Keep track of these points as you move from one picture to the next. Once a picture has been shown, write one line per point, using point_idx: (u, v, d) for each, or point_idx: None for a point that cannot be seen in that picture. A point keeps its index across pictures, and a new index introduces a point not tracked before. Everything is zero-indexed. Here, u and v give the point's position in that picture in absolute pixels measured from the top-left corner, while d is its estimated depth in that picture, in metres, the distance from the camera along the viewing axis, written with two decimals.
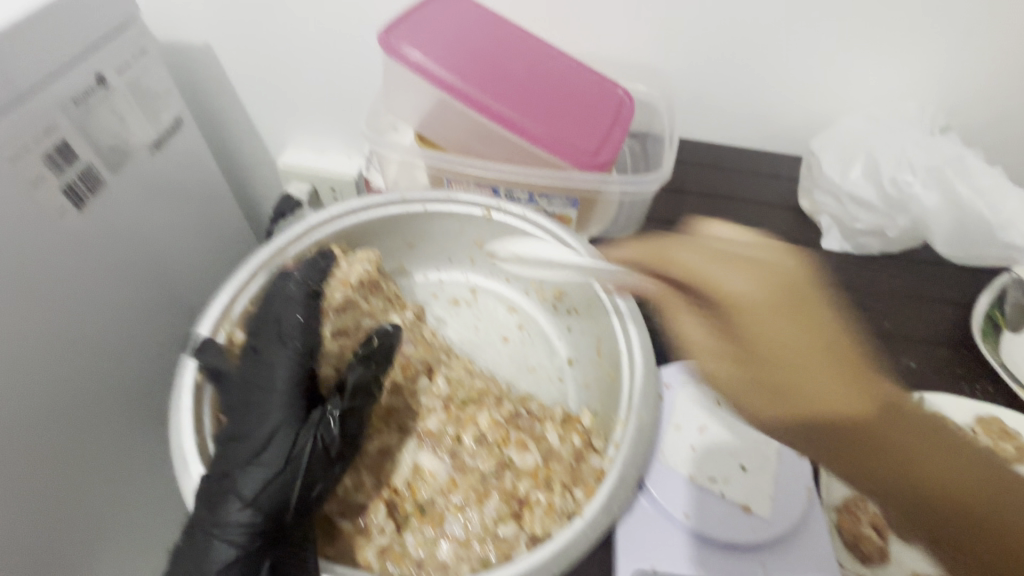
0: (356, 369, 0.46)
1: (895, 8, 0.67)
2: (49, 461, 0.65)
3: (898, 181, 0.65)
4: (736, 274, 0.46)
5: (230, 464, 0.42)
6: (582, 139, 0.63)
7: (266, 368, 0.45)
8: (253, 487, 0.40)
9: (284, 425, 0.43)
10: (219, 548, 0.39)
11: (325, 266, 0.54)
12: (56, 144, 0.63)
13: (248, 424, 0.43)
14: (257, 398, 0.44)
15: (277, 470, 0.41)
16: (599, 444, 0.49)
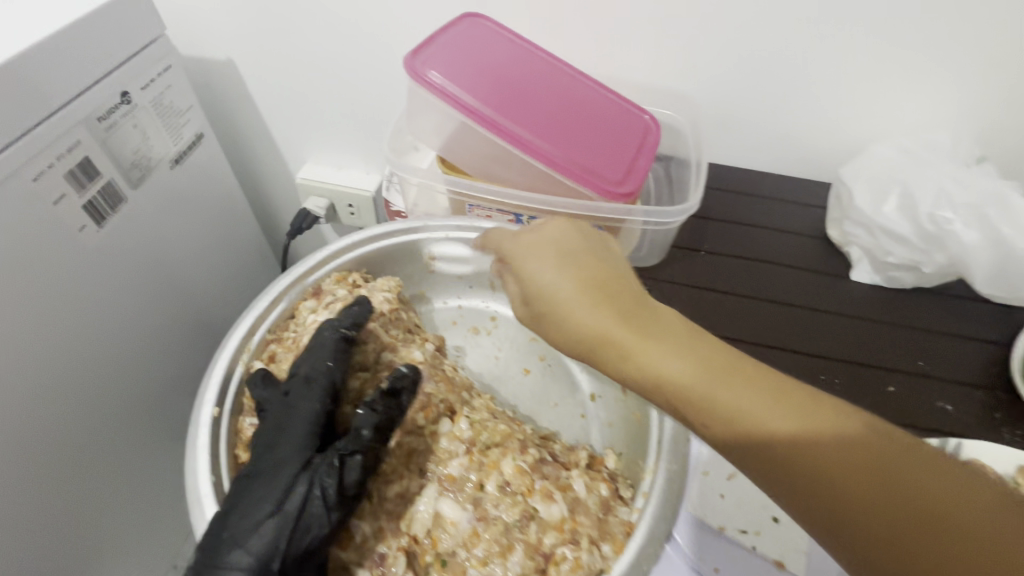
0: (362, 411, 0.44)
1: (934, 36, 0.65)
2: (65, 480, 0.64)
3: (936, 217, 0.64)
4: (540, 284, 0.46)
5: (237, 501, 0.41)
6: (607, 167, 0.62)
7: (291, 407, 0.45)
8: (249, 531, 0.39)
9: (287, 468, 0.42)
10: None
11: (362, 313, 0.51)
12: (79, 162, 0.63)
13: (268, 468, 0.42)
14: (278, 441, 0.43)
15: (269, 514, 0.40)
16: (626, 494, 0.48)
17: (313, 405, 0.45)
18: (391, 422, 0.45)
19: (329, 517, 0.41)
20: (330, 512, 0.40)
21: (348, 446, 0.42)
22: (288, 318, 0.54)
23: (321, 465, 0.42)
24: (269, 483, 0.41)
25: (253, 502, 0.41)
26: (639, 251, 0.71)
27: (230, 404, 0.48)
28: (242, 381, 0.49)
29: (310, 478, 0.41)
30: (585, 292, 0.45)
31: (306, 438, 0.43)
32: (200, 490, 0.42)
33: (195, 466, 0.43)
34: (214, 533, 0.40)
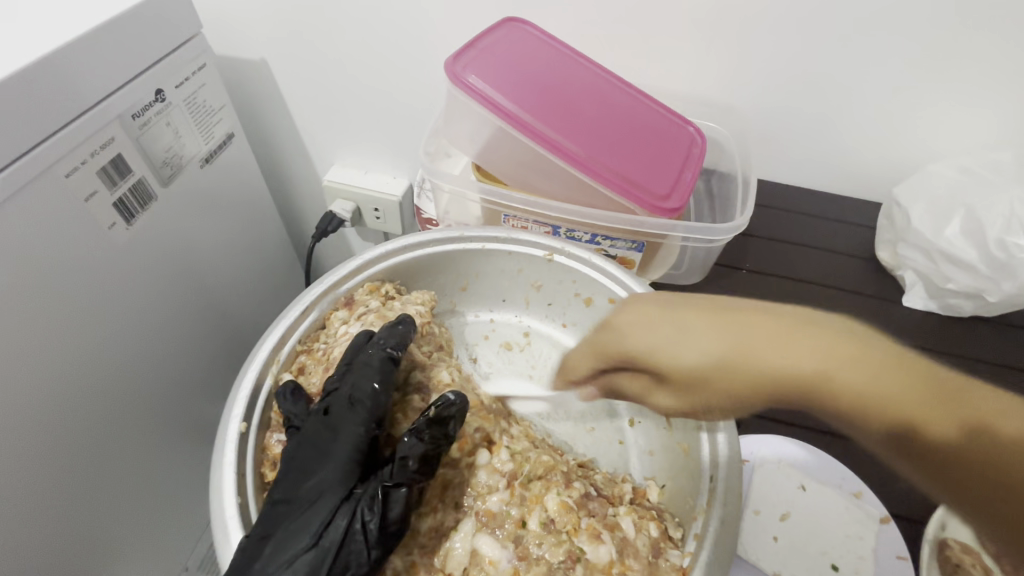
0: (410, 442, 0.41)
1: (1003, 52, 0.61)
2: (87, 479, 0.63)
3: (1006, 243, 0.59)
4: (661, 323, 0.40)
5: (273, 527, 0.38)
6: (651, 180, 0.59)
7: (330, 432, 0.42)
8: (283, 563, 0.37)
9: (329, 497, 0.39)
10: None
11: (404, 331, 0.49)
12: (111, 158, 0.62)
13: (306, 495, 0.40)
14: (316, 466, 0.41)
15: (307, 547, 0.38)
16: (677, 535, 0.45)
17: (354, 429, 0.42)
18: (433, 455, 0.42)
19: (369, 554, 0.38)
20: (371, 548, 0.38)
21: (394, 478, 0.40)
22: (319, 328, 0.52)
23: (363, 496, 0.40)
24: (309, 511, 0.39)
25: (291, 531, 0.38)
26: (679, 267, 0.68)
27: (257, 418, 0.45)
28: (270, 393, 0.47)
29: (351, 510, 0.39)
30: (717, 313, 0.38)
31: (347, 466, 0.41)
32: (224, 513, 0.39)
33: (221, 486, 0.40)
34: (241, 563, 0.37)
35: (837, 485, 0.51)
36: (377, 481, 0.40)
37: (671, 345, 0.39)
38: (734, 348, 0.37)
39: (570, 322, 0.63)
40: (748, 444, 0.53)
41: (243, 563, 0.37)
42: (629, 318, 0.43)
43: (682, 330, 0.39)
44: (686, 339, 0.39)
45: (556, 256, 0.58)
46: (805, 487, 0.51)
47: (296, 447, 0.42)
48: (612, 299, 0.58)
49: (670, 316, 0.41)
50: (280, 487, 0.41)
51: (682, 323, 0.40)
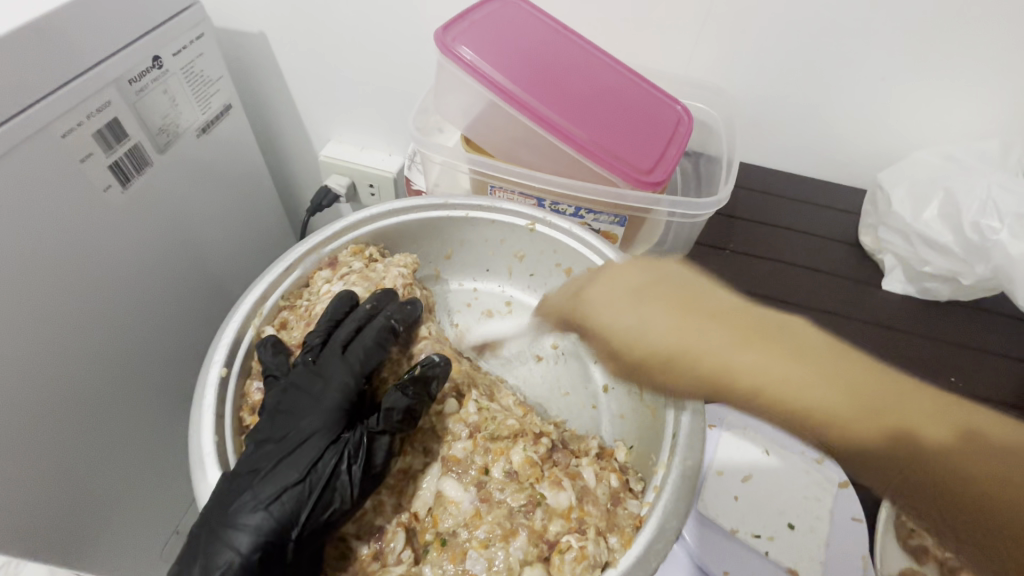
0: (392, 393, 0.43)
1: (988, 40, 0.62)
2: (86, 432, 0.65)
3: (981, 226, 0.60)
4: (737, 339, 0.52)
5: (258, 461, 0.40)
6: (635, 155, 0.60)
7: (316, 374, 0.44)
8: (269, 494, 0.38)
9: (316, 439, 0.41)
10: (222, 555, 0.37)
11: (411, 313, 0.50)
12: (107, 121, 0.63)
13: (291, 433, 0.41)
14: (302, 406, 0.42)
15: (295, 481, 0.39)
16: (637, 487, 0.47)
17: (344, 378, 0.44)
18: (417, 408, 0.43)
19: (353, 493, 0.40)
20: (355, 487, 0.40)
21: (379, 425, 0.42)
22: (302, 286, 0.53)
23: (349, 440, 0.41)
24: (295, 452, 0.40)
25: (275, 467, 0.39)
26: (664, 243, 0.70)
27: (238, 365, 0.46)
28: (252, 345, 0.48)
29: (339, 452, 0.40)
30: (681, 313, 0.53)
31: (335, 412, 0.42)
32: (203, 452, 0.41)
33: (199, 426, 0.42)
34: (225, 494, 0.38)
35: (798, 451, 0.52)
36: (362, 428, 0.41)
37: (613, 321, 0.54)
38: (686, 344, 0.51)
39: (550, 292, 0.64)
40: (712, 412, 0.54)
41: (226, 491, 0.38)
42: (596, 294, 0.55)
43: (646, 307, 0.53)
44: (654, 321, 0.53)
45: (538, 225, 0.58)
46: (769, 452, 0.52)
47: (278, 386, 0.44)
48: (591, 269, 0.58)
49: (636, 293, 0.54)
50: (263, 426, 0.42)
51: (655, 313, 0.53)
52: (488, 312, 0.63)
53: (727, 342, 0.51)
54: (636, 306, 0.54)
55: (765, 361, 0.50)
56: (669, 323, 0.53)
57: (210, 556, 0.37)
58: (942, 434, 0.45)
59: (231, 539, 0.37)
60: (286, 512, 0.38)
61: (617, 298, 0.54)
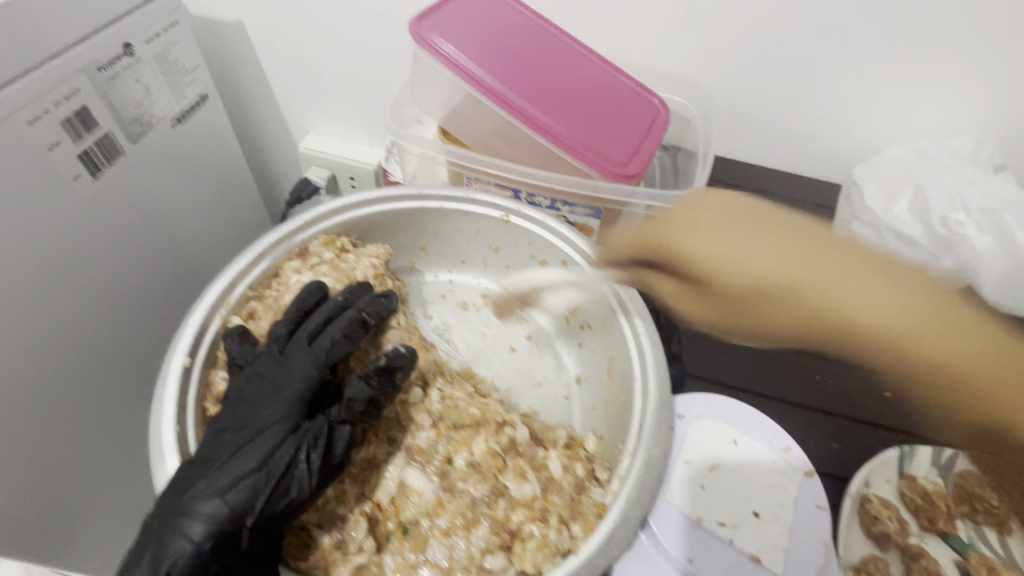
0: (355, 384, 0.43)
1: (956, 39, 0.63)
2: (63, 431, 0.64)
3: (948, 220, 0.61)
4: (846, 268, 0.36)
5: (216, 450, 0.40)
6: (611, 148, 0.60)
7: (277, 362, 0.44)
8: (226, 482, 0.38)
9: (276, 428, 0.40)
10: (174, 544, 0.36)
11: (385, 306, 0.49)
12: (76, 109, 0.61)
13: (250, 421, 0.41)
14: (265, 396, 0.42)
15: (252, 470, 0.38)
16: (603, 476, 0.46)
17: (307, 369, 0.43)
18: (380, 400, 0.44)
19: (310, 484, 0.39)
20: (312, 478, 0.39)
21: (340, 415, 0.42)
22: (272, 276, 0.52)
23: (309, 431, 0.41)
24: (253, 441, 0.40)
25: (234, 455, 0.39)
26: None
27: (203, 354, 0.46)
28: (218, 334, 0.47)
29: (297, 443, 0.40)
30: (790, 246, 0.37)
31: (296, 403, 0.42)
32: (163, 441, 0.40)
33: (160, 415, 0.41)
34: (181, 484, 0.38)
35: (767, 441, 0.48)
36: (324, 418, 0.42)
37: (729, 263, 0.38)
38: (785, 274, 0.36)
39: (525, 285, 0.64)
40: (680, 402, 0.50)
41: (182, 479, 0.38)
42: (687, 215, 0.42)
43: (734, 236, 0.39)
44: (742, 254, 0.37)
45: (511, 217, 0.58)
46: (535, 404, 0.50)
47: (240, 374, 0.44)
48: (564, 261, 0.59)
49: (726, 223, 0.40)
50: (222, 415, 0.42)
51: (742, 234, 0.38)
52: (463, 302, 0.63)
53: (848, 280, 0.35)
54: (723, 232, 0.39)
55: (846, 282, 0.35)
56: (760, 251, 0.37)
57: (161, 544, 0.36)
58: (926, 317, 0.34)
59: (184, 526, 0.36)
60: (243, 499, 0.37)
61: (708, 226, 0.40)
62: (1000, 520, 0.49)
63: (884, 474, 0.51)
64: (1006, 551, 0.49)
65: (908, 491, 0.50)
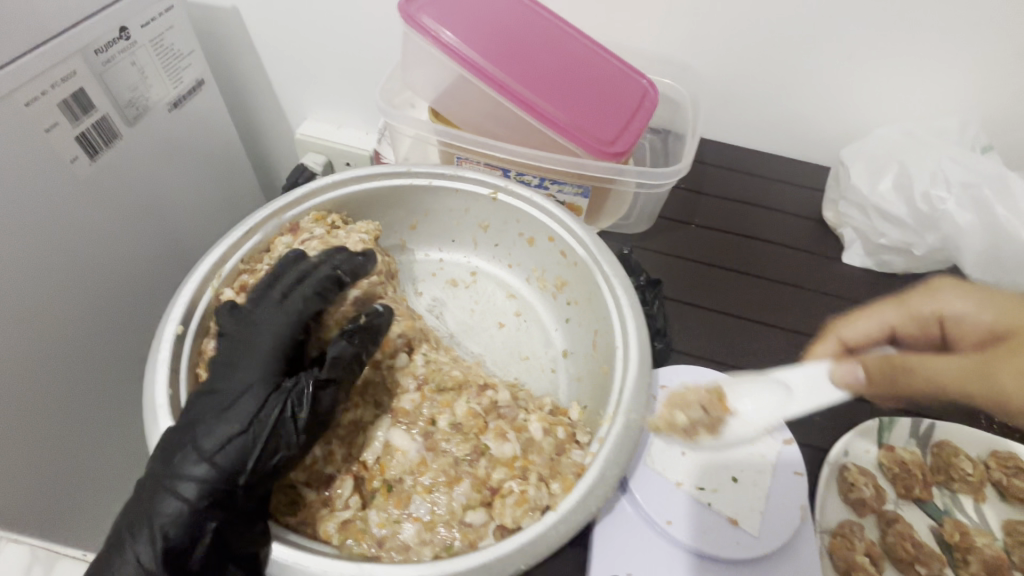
0: (338, 343, 0.45)
1: (944, 19, 0.63)
2: (63, 403, 0.66)
3: (930, 197, 0.62)
4: None
5: (200, 413, 0.41)
6: (597, 127, 0.61)
7: (255, 326, 0.45)
8: (213, 447, 0.39)
9: (258, 388, 0.42)
10: (168, 503, 0.38)
11: (359, 263, 0.50)
12: (73, 92, 0.62)
13: (230, 382, 0.42)
14: (242, 357, 0.43)
15: (238, 430, 0.40)
16: (582, 438, 0.47)
17: (281, 327, 0.45)
18: (362, 357, 0.45)
19: (298, 439, 0.41)
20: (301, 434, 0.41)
21: (325, 373, 0.43)
22: (264, 250, 0.53)
23: (292, 387, 0.42)
24: (235, 404, 0.41)
25: (218, 417, 0.41)
26: (629, 215, 0.70)
27: (196, 324, 0.47)
28: (210, 305, 0.48)
29: (282, 401, 0.41)
30: None
31: (272, 362, 0.43)
32: (156, 402, 0.42)
33: (153, 377, 0.43)
34: (171, 446, 0.40)
35: None
36: (307, 376, 0.42)
37: None
38: None
39: (515, 262, 0.64)
40: (663, 373, 0.52)
41: (170, 443, 0.40)
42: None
43: None
44: None
45: (499, 194, 0.59)
46: (789, 388, 0.46)
47: (223, 338, 0.45)
48: (551, 238, 0.59)
49: None
50: (206, 381, 0.43)
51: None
52: (453, 279, 0.64)
53: None
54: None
55: None
56: None
57: (153, 505, 0.38)
58: None
59: (177, 487, 0.38)
60: (234, 457, 0.39)
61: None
62: (976, 488, 0.50)
63: (863, 445, 0.52)
64: (980, 518, 0.50)
65: (886, 460, 0.51)
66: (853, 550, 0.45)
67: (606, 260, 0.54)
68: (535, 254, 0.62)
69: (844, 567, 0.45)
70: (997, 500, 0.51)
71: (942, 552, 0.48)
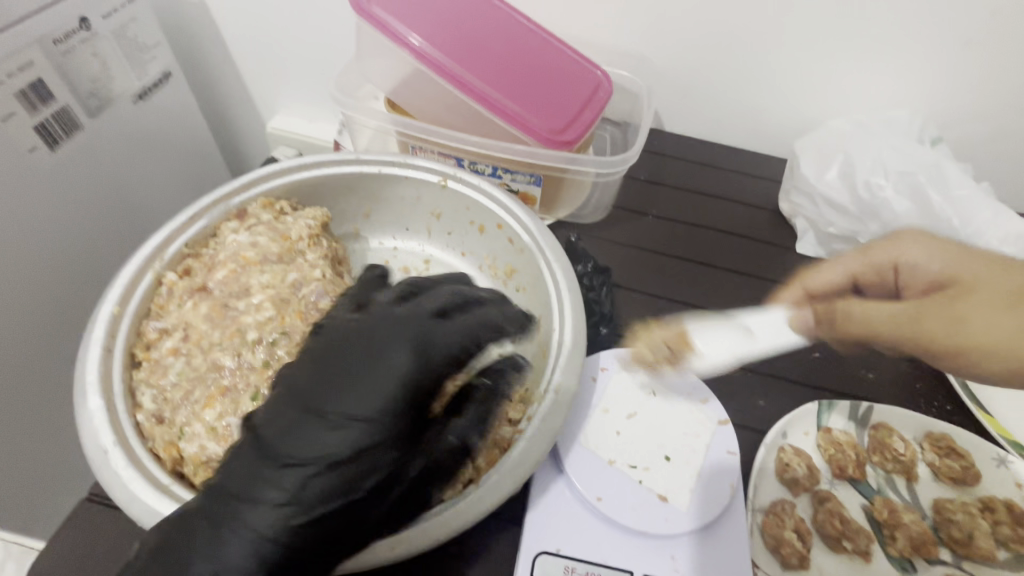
0: (474, 407, 0.43)
1: (889, 14, 0.65)
2: (21, 392, 0.66)
3: (870, 184, 0.64)
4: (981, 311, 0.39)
5: (303, 457, 0.35)
6: (549, 117, 0.62)
7: (401, 358, 0.38)
8: (313, 502, 0.35)
9: (387, 450, 0.37)
10: (228, 554, 0.33)
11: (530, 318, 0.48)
12: (31, 81, 0.62)
13: (344, 425, 0.36)
14: (360, 394, 0.37)
15: (351, 493, 0.36)
16: (515, 417, 0.49)
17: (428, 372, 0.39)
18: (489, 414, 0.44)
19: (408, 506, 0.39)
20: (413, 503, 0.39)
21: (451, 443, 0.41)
22: (209, 236, 0.54)
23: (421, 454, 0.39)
24: (359, 457, 0.36)
25: (324, 465, 0.35)
26: (585, 206, 0.71)
27: (134, 305, 0.48)
28: (149, 289, 0.50)
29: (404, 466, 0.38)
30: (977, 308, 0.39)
31: (406, 417, 0.38)
32: (85, 378, 0.43)
33: (86, 356, 0.44)
34: (253, 484, 0.35)
35: (685, 393, 0.51)
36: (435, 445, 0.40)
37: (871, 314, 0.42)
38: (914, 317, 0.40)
39: (468, 251, 0.65)
40: (603, 357, 0.53)
41: (254, 483, 0.35)
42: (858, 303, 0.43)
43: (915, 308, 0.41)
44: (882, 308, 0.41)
45: (448, 181, 0.60)
46: (751, 331, 0.48)
47: (346, 349, 0.38)
48: (500, 225, 0.60)
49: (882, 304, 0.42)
50: (315, 397, 0.37)
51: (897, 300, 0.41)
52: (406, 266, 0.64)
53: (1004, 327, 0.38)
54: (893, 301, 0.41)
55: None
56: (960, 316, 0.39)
57: (213, 552, 0.33)
58: None
59: (247, 538, 0.33)
60: (341, 514, 0.36)
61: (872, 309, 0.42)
62: (907, 468, 0.51)
63: (803, 427, 0.53)
64: (913, 497, 0.51)
65: (822, 441, 0.52)
66: (783, 527, 0.46)
67: (548, 247, 0.55)
68: (486, 242, 0.63)
69: (774, 543, 0.46)
70: (930, 479, 0.51)
71: (873, 529, 0.49)
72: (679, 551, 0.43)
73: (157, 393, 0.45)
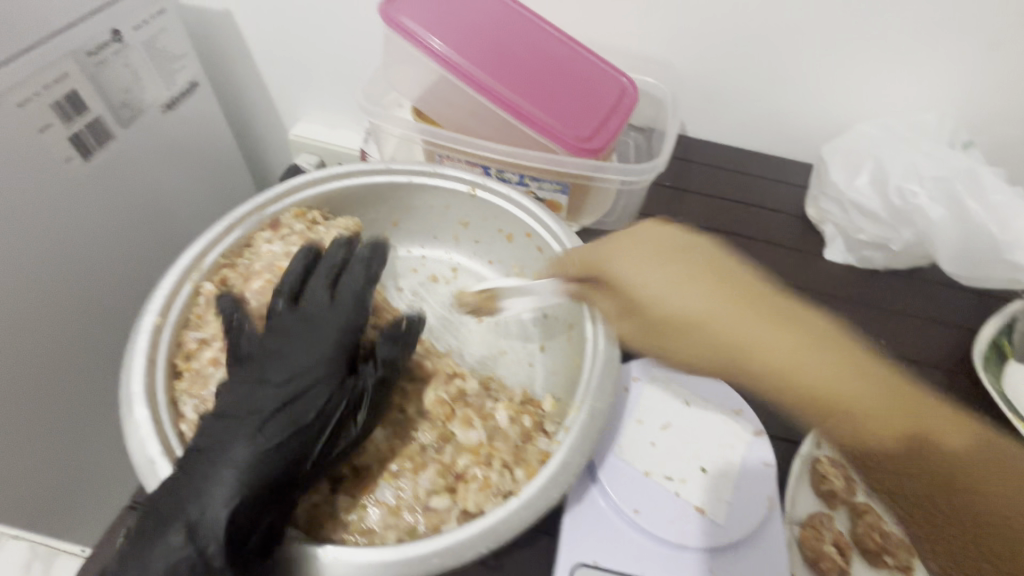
0: (388, 345, 0.47)
1: (920, 17, 0.64)
2: (63, 398, 0.68)
3: (903, 190, 0.63)
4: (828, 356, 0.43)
5: (252, 403, 0.41)
6: (575, 124, 0.62)
7: (327, 320, 0.45)
8: (268, 436, 0.40)
9: (320, 385, 0.42)
10: (213, 495, 0.38)
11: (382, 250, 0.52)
12: (67, 93, 0.64)
13: (280, 367, 0.43)
14: (293, 344, 0.44)
15: (296, 425, 0.41)
16: (549, 427, 0.49)
17: (341, 317, 0.46)
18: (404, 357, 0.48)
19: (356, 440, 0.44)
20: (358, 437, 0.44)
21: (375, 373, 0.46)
22: (244, 245, 0.55)
23: (353, 385, 0.44)
24: (301, 393, 0.42)
25: (268, 399, 0.41)
26: (611, 212, 0.71)
27: (175, 316, 0.49)
28: (188, 299, 0.50)
29: (343, 398, 0.43)
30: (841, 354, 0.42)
31: (331, 356, 0.44)
32: (131, 389, 0.43)
33: (130, 366, 0.45)
34: (222, 433, 0.40)
35: (720, 402, 0.50)
36: (365, 376, 0.45)
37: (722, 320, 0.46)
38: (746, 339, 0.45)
39: (496, 259, 0.66)
40: (634, 367, 0.53)
41: (222, 432, 0.40)
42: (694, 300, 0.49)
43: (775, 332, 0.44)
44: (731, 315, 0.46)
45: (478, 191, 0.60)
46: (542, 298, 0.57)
47: (286, 325, 0.45)
48: (529, 235, 0.61)
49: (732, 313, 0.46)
50: (265, 367, 0.43)
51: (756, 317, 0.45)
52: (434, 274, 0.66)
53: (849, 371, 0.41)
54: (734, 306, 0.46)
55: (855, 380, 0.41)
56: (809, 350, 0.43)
57: (199, 494, 0.38)
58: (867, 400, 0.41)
59: (226, 478, 0.38)
60: (297, 448, 0.40)
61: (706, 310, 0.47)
62: None
63: None
64: None
65: None
66: (822, 540, 0.46)
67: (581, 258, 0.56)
68: (517, 251, 0.64)
69: (812, 556, 0.45)
70: None
71: None
72: (716, 565, 0.43)
73: (198, 403, 0.46)
